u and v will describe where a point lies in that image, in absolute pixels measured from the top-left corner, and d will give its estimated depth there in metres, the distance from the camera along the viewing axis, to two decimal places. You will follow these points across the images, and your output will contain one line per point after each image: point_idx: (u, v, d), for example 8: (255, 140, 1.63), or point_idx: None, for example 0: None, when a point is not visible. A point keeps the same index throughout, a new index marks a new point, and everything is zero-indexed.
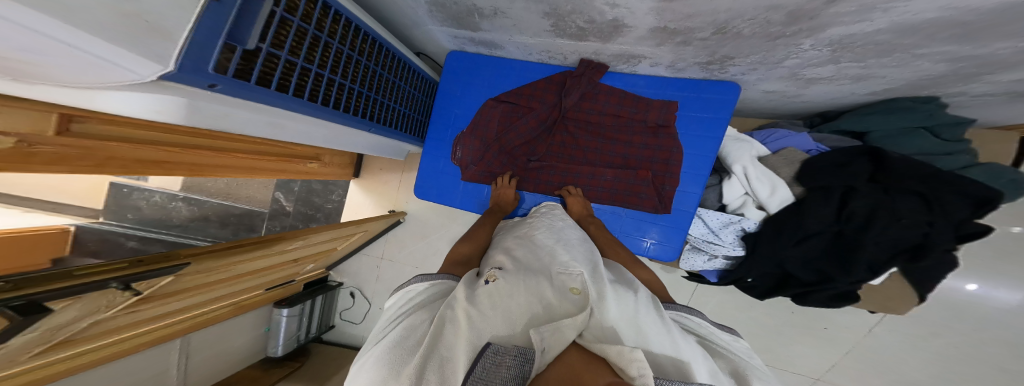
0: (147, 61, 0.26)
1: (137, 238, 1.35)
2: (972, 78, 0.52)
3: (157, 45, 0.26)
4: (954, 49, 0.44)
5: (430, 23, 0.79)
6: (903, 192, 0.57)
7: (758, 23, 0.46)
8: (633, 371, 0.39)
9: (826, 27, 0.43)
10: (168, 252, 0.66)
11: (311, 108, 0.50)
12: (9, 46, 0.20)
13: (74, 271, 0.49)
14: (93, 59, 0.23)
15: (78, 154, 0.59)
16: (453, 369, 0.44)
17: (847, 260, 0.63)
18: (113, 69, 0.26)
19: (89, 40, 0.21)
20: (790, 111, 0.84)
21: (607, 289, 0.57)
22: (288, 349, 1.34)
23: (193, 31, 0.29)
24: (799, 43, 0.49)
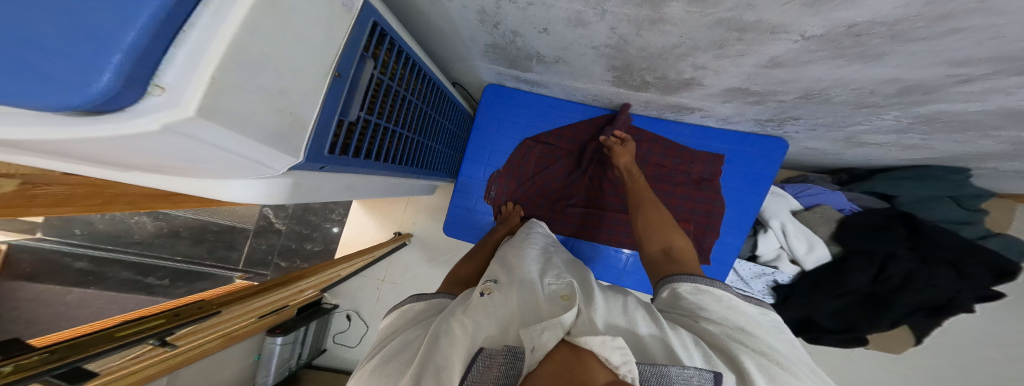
0: (285, 156, 0.26)
1: (89, 258, 1.23)
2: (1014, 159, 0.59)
3: (295, 136, 0.26)
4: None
5: (478, 59, 0.75)
6: (937, 262, 0.65)
7: (859, 92, 0.49)
8: (617, 358, 0.34)
9: (930, 102, 0.47)
10: (201, 302, 0.62)
11: (377, 166, 0.46)
12: (178, 156, 0.20)
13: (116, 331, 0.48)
14: (247, 162, 0.24)
15: (85, 192, 0.51)
16: (449, 376, 0.39)
17: (874, 313, 0.72)
18: (257, 169, 0.25)
19: (246, 144, 0.21)
20: (818, 165, 0.90)
21: (596, 294, 0.48)
22: (278, 378, 1.22)
23: (319, 114, 0.29)
24: (887, 113, 0.53)
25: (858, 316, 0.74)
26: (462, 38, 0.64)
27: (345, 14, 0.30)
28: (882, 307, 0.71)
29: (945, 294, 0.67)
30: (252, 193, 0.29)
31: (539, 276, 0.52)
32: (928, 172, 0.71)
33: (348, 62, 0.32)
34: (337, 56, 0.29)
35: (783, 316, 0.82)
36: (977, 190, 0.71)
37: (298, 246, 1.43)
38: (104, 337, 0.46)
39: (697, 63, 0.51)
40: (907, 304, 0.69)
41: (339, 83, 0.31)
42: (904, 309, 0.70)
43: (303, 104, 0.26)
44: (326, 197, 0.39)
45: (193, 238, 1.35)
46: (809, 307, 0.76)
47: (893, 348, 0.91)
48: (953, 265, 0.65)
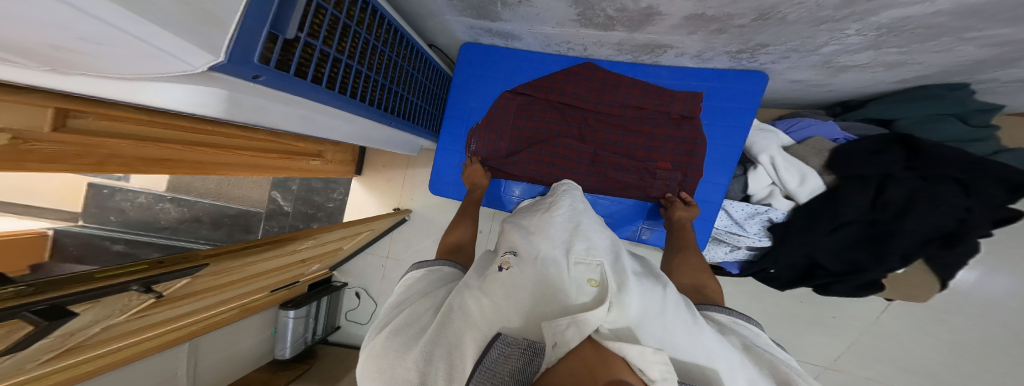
0: (202, 52, 0.24)
1: (124, 241, 1.25)
2: (1012, 64, 0.56)
3: (212, 34, 0.24)
4: (1007, 32, 0.47)
5: (447, 13, 0.73)
6: (941, 179, 0.61)
7: (807, 7, 0.47)
8: (655, 374, 0.31)
9: (882, 10, 0.44)
10: (186, 253, 0.64)
11: (341, 101, 0.47)
12: (67, 35, 0.17)
13: (94, 275, 0.48)
14: (153, 51, 0.21)
15: (75, 151, 0.53)
16: (461, 356, 0.41)
17: (880, 249, 0.67)
18: (165, 61, 0.23)
19: (150, 29, 0.18)
20: (812, 100, 0.87)
21: (632, 282, 0.46)
22: (296, 351, 1.29)
23: (242, 18, 0.26)
24: (846, 27, 0.51)
25: (861, 251, 0.70)
26: None
27: None
28: (886, 238, 0.67)
29: (953, 217, 0.63)
30: (193, 99, 0.31)
31: (565, 253, 0.50)
32: (927, 91, 0.68)
33: None
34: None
35: (780, 259, 0.79)
36: (983, 104, 0.67)
37: (304, 225, 1.48)
38: (84, 277, 0.46)
39: None
40: (912, 233, 0.65)
41: None
42: (910, 239, 0.65)
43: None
44: (269, 118, 0.43)
45: (212, 222, 1.39)
46: (808, 247, 0.73)
47: (914, 296, 0.84)
48: (960, 182, 0.61)
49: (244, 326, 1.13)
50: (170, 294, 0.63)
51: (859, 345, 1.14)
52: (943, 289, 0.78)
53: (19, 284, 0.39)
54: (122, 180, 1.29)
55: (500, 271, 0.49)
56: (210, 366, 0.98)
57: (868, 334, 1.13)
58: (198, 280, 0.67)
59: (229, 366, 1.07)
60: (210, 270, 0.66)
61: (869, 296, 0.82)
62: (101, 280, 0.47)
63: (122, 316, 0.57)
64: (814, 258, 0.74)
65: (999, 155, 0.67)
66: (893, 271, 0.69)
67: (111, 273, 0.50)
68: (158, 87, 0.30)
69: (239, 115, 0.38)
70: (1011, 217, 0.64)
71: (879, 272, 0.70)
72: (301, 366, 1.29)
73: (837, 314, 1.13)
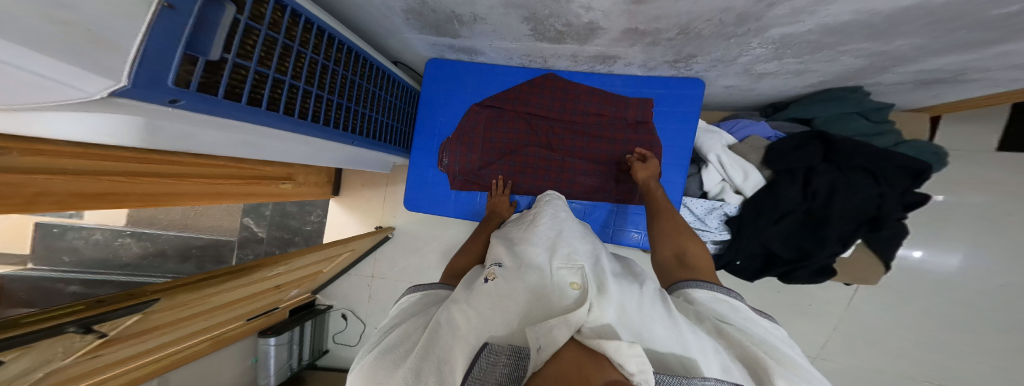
0: (98, 77, 0.22)
1: (79, 281, 1.15)
2: (885, 71, 0.65)
3: (107, 59, 0.22)
4: (868, 46, 0.55)
5: (406, 31, 0.75)
6: (855, 170, 0.70)
7: (714, 23, 0.53)
8: (632, 366, 0.31)
9: (769, 27, 0.51)
10: (129, 291, 0.60)
11: (288, 122, 0.47)
12: None
13: (20, 320, 0.42)
14: (25, 78, 0.19)
15: (1, 192, 0.49)
16: (451, 371, 0.39)
17: (819, 234, 0.74)
18: (59, 89, 0.21)
19: (29, 58, 0.17)
20: (749, 103, 0.95)
21: (611, 283, 0.46)
22: (281, 378, 1.24)
23: (145, 41, 0.25)
24: (750, 41, 0.57)
25: (804, 238, 0.76)
26: (376, 6, 0.64)
27: None
28: (821, 224, 0.73)
29: (873, 203, 0.70)
30: (92, 125, 0.31)
31: (549, 258, 0.51)
32: (831, 93, 0.76)
33: None
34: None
35: (741, 251, 0.81)
36: (878, 104, 0.76)
37: (281, 251, 1.44)
38: (9, 323, 0.41)
39: (585, 4, 0.53)
40: (840, 218, 0.72)
41: (176, 16, 0.26)
42: (840, 224, 0.72)
43: (110, 22, 0.21)
44: (197, 144, 0.43)
45: (180, 255, 1.32)
46: (760, 237, 0.77)
47: (866, 278, 0.89)
48: (869, 171, 0.70)
49: (217, 358, 1.10)
50: (119, 334, 0.59)
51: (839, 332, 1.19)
52: (887, 270, 0.85)
53: None
54: (74, 217, 1.21)
55: (485, 283, 0.49)
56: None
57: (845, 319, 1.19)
58: (152, 316, 0.64)
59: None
60: (163, 306, 0.62)
61: (822, 281, 0.86)
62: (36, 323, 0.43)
63: (70, 358, 0.54)
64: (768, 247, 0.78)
65: (898, 147, 0.77)
66: (835, 255, 0.74)
67: (41, 316, 0.45)
68: (56, 115, 0.28)
69: (160, 140, 0.38)
70: (920, 201, 0.72)
71: (825, 256, 0.74)
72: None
73: (811, 302, 1.20)
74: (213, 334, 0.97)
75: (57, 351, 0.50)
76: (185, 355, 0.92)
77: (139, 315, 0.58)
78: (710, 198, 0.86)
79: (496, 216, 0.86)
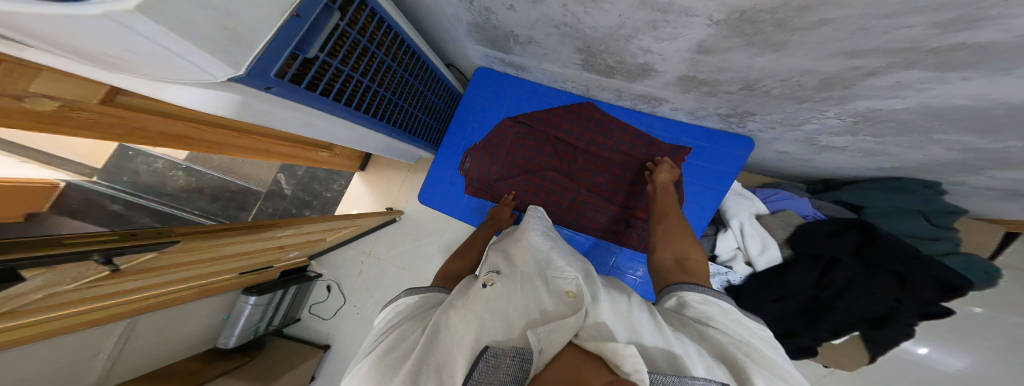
0: (225, 67, 0.29)
1: (122, 201, 1.32)
2: (977, 170, 0.60)
3: (238, 53, 0.29)
4: (967, 139, 0.51)
5: (465, 40, 0.79)
6: (883, 272, 0.65)
7: (789, 85, 0.51)
8: (627, 366, 0.33)
9: (856, 98, 0.48)
10: (160, 229, 0.66)
11: (344, 112, 0.52)
12: (124, 47, 0.23)
13: (65, 241, 0.49)
14: (182, 63, 0.26)
15: (109, 122, 0.56)
16: (451, 374, 0.40)
17: (817, 320, 0.71)
18: (194, 70, 0.28)
19: (184, 46, 0.24)
20: (796, 173, 0.91)
21: (602, 291, 0.49)
22: (242, 340, 1.25)
23: (270, 41, 0.32)
24: (826, 109, 0.55)
25: (799, 321, 0.73)
26: (447, 15, 0.68)
27: None
28: (822, 313, 0.70)
29: (885, 305, 0.66)
30: (203, 99, 0.36)
31: (542, 270, 0.54)
32: (897, 183, 0.72)
33: (310, 8, 0.35)
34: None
35: None
36: (948, 207, 0.70)
37: (298, 211, 1.53)
38: (54, 242, 0.47)
39: (644, 46, 0.54)
40: (846, 311, 0.69)
41: (298, 23, 0.34)
42: (842, 316, 0.69)
43: (252, 27, 0.29)
44: (272, 121, 0.47)
45: (213, 194, 1.45)
46: (755, 311, 0.75)
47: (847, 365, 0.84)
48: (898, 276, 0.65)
49: (194, 309, 1.12)
50: (129, 268, 0.64)
51: None
52: (871, 363, 0.79)
53: None
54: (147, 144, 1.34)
55: (484, 288, 0.51)
56: (135, 350, 0.93)
57: None
58: (164, 256, 0.68)
59: (163, 350, 1.03)
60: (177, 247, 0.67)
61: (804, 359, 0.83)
62: (70, 246, 0.49)
63: (73, 285, 0.58)
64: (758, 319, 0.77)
65: (948, 257, 0.70)
66: (822, 340, 0.72)
67: (80, 240, 0.51)
68: (181, 89, 0.34)
69: (247, 117, 0.42)
70: (940, 313, 0.67)
71: (811, 339, 0.73)
72: (241, 358, 1.20)
73: None
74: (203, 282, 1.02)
75: (72, 275, 0.54)
76: (174, 297, 0.97)
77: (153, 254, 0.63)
78: (717, 262, 0.83)
79: (495, 223, 0.87)
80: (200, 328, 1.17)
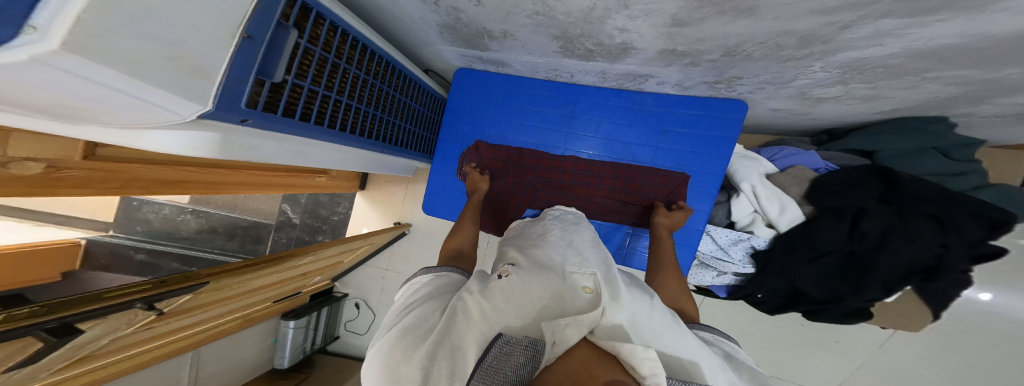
0: (192, 103, 0.29)
1: (145, 250, 1.34)
2: (981, 100, 0.57)
3: (199, 86, 0.29)
4: (965, 73, 0.48)
5: (440, 43, 0.78)
6: (916, 214, 0.63)
7: (768, 46, 0.49)
8: (644, 369, 0.32)
9: (838, 51, 0.47)
10: (187, 273, 0.70)
11: (331, 135, 0.52)
12: (76, 96, 0.23)
13: (103, 294, 0.54)
14: (144, 106, 0.26)
15: (102, 177, 0.58)
16: (463, 357, 0.41)
17: (861, 279, 0.68)
18: (160, 112, 0.28)
19: (140, 87, 0.23)
20: (798, 127, 0.89)
21: (624, 291, 0.47)
22: (294, 360, 1.32)
23: (229, 68, 0.32)
24: (811, 65, 0.53)
25: (840, 280, 0.71)
26: (415, 20, 0.67)
27: None
28: (865, 270, 0.68)
29: (932, 253, 0.64)
30: (187, 149, 0.36)
31: (562, 263, 0.53)
32: (904, 124, 0.70)
33: (261, 25, 0.34)
34: (245, 17, 0.32)
35: (764, 286, 0.79)
36: (962, 140, 0.69)
37: (310, 237, 1.54)
38: (93, 297, 0.52)
39: (620, 26, 0.53)
40: (891, 264, 0.66)
41: (252, 44, 0.34)
42: (888, 269, 0.67)
43: (203, 53, 0.28)
44: (263, 155, 0.47)
45: (226, 233, 1.47)
46: (790, 275, 0.74)
47: (908, 325, 0.84)
48: (936, 217, 0.62)
49: (246, 336, 1.17)
50: (172, 309, 0.68)
51: (861, 369, 1.12)
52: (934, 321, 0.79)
53: (36, 305, 0.46)
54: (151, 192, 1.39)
55: (499, 279, 0.50)
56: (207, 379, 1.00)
57: (873, 360, 1.11)
58: (201, 295, 0.72)
59: (228, 376, 1.10)
60: (211, 287, 0.71)
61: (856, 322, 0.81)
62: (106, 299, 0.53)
63: (131, 328, 0.62)
64: (797, 284, 0.75)
65: (979, 191, 0.69)
66: (873, 299, 0.70)
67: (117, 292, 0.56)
68: (155, 135, 0.35)
69: (232, 154, 0.42)
70: (993, 254, 0.64)
71: (860, 300, 0.71)
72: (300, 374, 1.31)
73: (838, 339, 1.13)
74: (242, 314, 1.03)
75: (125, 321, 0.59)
76: (221, 331, 0.99)
77: (189, 295, 0.67)
78: (737, 229, 0.83)
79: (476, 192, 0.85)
80: (253, 354, 1.21)
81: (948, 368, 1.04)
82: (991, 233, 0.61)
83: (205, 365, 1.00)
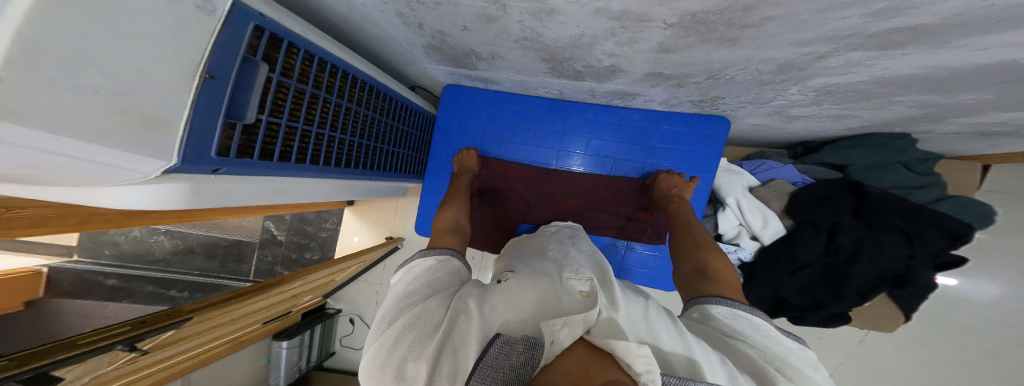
0: (153, 158, 0.27)
1: (117, 275, 1.27)
2: (938, 121, 0.60)
3: (159, 139, 0.27)
4: (928, 97, 0.50)
5: (426, 62, 0.77)
6: (888, 228, 0.65)
7: (749, 72, 0.50)
8: (638, 366, 0.33)
9: (813, 77, 0.48)
10: (168, 310, 0.66)
11: (312, 171, 0.50)
12: (14, 163, 0.21)
13: (78, 341, 0.50)
14: (97, 166, 0.25)
15: (57, 214, 0.53)
16: (464, 356, 0.39)
17: (838, 288, 0.71)
18: (118, 171, 0.27)
19: (83, 146, 0.22)
20: (775, 141, 0.92)
21: (619, 292, 0.47)
22: (290, 379, 1.26)
23: (193, 115, 0.30)
24: (788, 88, 0.54)
25: (820, 289, 0.73)
26: (398, 41, 0.65)
27: (207, 21, 0.29)
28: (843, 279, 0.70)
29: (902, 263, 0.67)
30: (159, 203, 0.34)
31: (558, 270, 0.53)
32: (871, 139, 0.72)
33: (224, 64, 0.32)
34: (205, 57, 0.29)
35: (751, 295, 0.80)
36: (924, 154, 0.73)
37: (298, 255, 1.49)
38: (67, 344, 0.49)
39: (608, 51, 0.53)
40: (863, 274, 0.69)
41: (216, 84, 0.31)
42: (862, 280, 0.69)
43: (161, 102, 0.26)
44: (241, 197, 0.44)
45: (206, 253, 1.40)
46: (772, 284, 0.76)
47: (881, 326, 0.88)
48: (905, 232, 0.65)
49: (237, 359, 1.11)
50: (155, 345, 0.64)
51: (844, 364, 1.17)
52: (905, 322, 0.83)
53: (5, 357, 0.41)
54: None
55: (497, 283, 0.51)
56: None
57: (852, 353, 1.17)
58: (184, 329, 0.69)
59: None
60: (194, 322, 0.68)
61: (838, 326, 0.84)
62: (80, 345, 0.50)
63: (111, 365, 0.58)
64: (780, 293, 0.77)
65: (940, 203, 0.72)
66: (851, 307, 0.72)
67: (94, 337, 0.52)
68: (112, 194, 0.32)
69: (205, 202, 0.39)
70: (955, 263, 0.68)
71: (840, 307, 0.73)
72: None
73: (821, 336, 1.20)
74: (233, 336, 0.98)
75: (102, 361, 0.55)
76: (212, 355, 0.93)
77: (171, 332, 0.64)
78: (724, 240, 0.84)
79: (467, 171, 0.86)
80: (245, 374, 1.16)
81: (924, 361, 1.09)
82: (952, 243, 0.65)
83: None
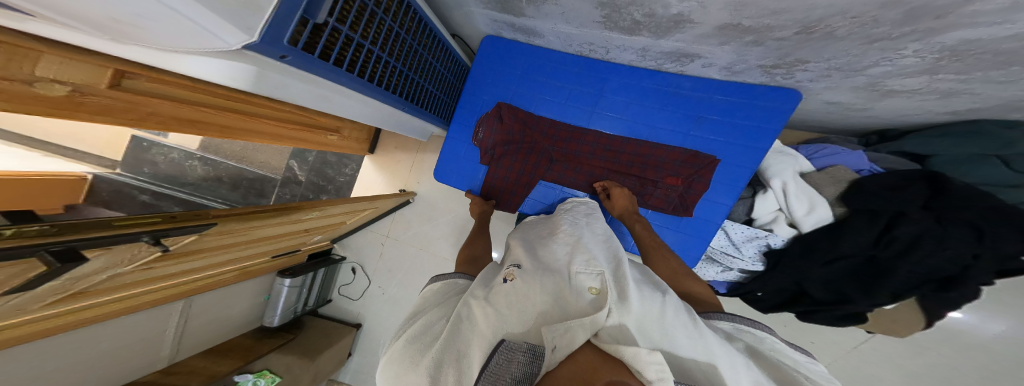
0: (240, 33, 0.26)
1: (151, 192, 1.31)
2: None
3: (250, 16, 0.26)
4: None
5: (472, 5, 0.73)
6: (957, 223, 0.59)
7: (859, 22, 0.45)
8: (650, 374, 0.28)
9: (947, 30, 0.42)
10: (197, 211, 0.68)
11: (357, 83, 0.49)
12: (128, 11, 0.20)
13: (113, 222, 0.52)
14: (199, 30, 0.24)
15: (122, 106, 0.55)
16: (470, 363, 0.41)
17: (874, 284, 0.68)
18: (209, 38, 0.25)
19: (196, 9, 0.21)
20: (849, 122, 0.88)
21: (632, 289, 0.45)
22: (286, 318, 1.34)
23: (278, 4, 0.29)
24: (903, 46, 0.48)
25: (850, 283, 0.72)
26: None
27: None
28: (884, 275, 0.67)
29: (956, 262, 0.63)
30: (223, 71, 0.35)
31: (568, 265, 0.53)
32: (977, 127, 0.68)
33: None
34: None
35: (769, 284, 0.81)
36: None
37: (315, 196, 1.54)
38: (105, 223, 0.50)
39: None
40: (909, 271, 0.65)
41: None
42: (906, 276, 0.66)
43: None
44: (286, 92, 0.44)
45: (232, 183, 1.46)
46: (799, 274, 0.73)
47: (897, 330, 0.86)
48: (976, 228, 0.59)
49: (239, 290, 1.19)
50: (175, 250, 0.67)
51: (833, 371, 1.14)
52: (925, 328, 0.81)
53: (43, 223, 0.42)
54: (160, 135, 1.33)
55: (503, 283, 0.51)
56: (194, 329, 1.03)
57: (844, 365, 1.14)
58: (205, 238, 0.72)
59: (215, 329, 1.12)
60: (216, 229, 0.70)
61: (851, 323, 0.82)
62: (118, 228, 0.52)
63: (130, 266, 0.62)
64: (803, 284, 0.76)
65: None
66: (879, 305, 0.70)
67: (127, 221, 0.54)
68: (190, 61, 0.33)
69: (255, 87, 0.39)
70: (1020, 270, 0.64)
71: (866, 304, 0.72)
72: (288, 334, 1.33)
73: (815, 340, 1.15)
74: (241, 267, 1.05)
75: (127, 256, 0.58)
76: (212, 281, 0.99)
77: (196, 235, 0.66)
78: (756, 225, 0.83)
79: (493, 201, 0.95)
80: (244, 309, 1.24)
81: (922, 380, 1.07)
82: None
83: (194, 317, 1.03)
